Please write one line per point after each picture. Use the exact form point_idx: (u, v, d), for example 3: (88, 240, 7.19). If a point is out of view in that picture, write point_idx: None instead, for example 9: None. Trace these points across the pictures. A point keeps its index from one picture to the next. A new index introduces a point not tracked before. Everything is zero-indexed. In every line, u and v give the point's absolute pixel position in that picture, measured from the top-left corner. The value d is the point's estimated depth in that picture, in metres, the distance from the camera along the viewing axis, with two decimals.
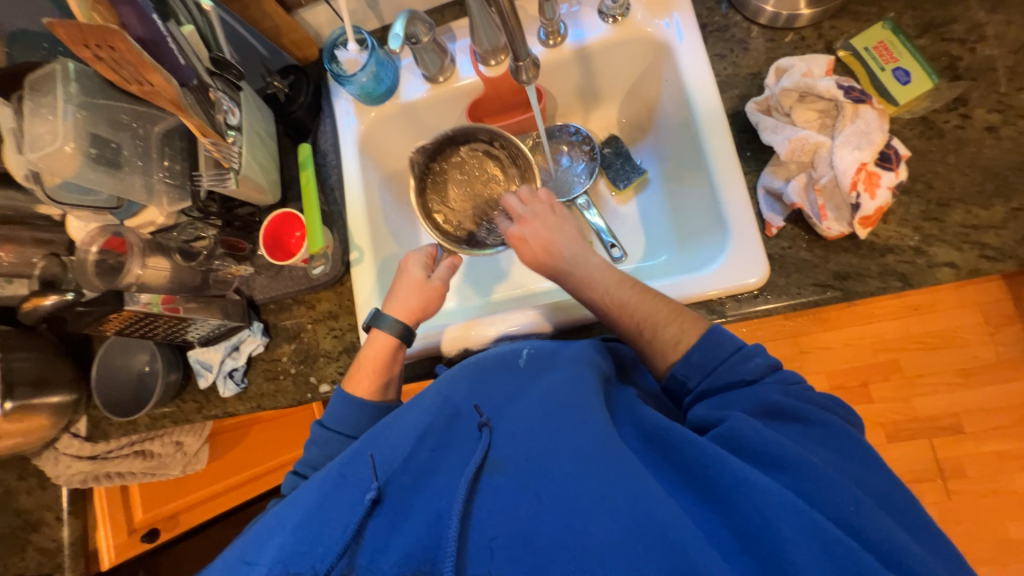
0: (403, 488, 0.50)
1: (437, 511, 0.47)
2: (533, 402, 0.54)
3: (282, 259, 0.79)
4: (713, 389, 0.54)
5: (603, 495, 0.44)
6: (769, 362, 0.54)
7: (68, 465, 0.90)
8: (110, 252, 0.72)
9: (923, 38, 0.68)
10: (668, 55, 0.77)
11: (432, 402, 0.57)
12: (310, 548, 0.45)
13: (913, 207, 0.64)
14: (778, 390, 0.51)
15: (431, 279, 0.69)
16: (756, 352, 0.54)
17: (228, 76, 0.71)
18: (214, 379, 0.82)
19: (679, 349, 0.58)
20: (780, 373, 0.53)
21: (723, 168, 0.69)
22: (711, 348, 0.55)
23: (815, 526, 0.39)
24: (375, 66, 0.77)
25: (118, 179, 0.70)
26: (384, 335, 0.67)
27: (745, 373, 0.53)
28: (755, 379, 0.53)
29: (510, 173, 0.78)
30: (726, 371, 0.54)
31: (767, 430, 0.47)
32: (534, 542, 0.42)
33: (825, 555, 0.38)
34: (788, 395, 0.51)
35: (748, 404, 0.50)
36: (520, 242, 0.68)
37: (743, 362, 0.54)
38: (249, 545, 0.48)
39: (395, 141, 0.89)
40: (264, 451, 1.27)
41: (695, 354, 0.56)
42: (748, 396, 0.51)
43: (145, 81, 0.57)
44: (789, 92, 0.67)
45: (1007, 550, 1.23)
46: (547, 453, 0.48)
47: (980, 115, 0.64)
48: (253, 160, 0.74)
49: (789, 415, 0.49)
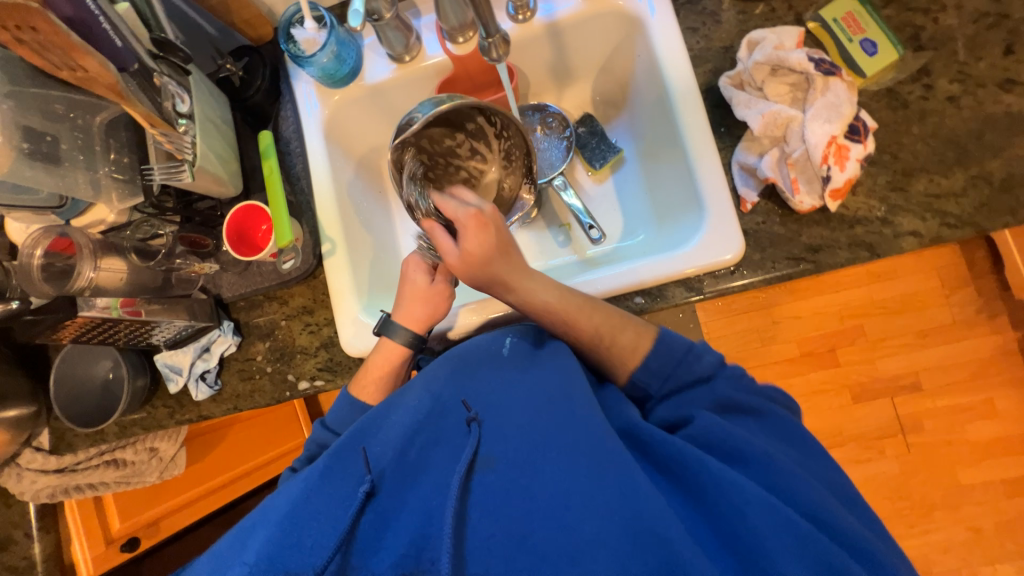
0: (395, 484, 0.49)
1: (428, 510, 0.46)
2: (523, 396, 0.53)
3: (248, 254, 0.75)
4: (673, 389, 0.56)
5: (592, 494, 0.44)
6: (717, 358, 0.56)
7: (33, 480, 0.86)
8: (57, 255, 0.66)
9: (889, 8, 0.69)
10: (640, 30, 0.75)
11: (419, 399, 0.54)
12: (299, 540, 0.45)
13: (880, 177, 0.66)
14: (730, 386, 0.55)
15: (434, 283, 0.68)
16: (707, 350, 0.56)
17: (173, 59, 0.65)
18: (185, 383, 0.78)
19: (638, 355, 0.57)
20: (730, 366, 0.56)
21: (699, 143, 0.69)
22: (667, 352, 0.56)
23: (778, 514, 0.42)
24: (335, 45, 0.74)
25: (59, 176, 0.64)
26: (394, 344, 0.67)
27: (700, 372, 0.56)
28: (708, 376, 0.56)
29: (491, 143, 0.67)
30: (682, 372, 0.56)
31: (728, 425, 0.51)
32: (529, 542, 0.43)
33: (790, 541, 0.41)
34: (740, 390, 0.55)
35: (707, 402, 0.54)
36: (477, 225, 0.54)
37: (697, 361, 0.56)
38: (238, 537, 0.48)
39: (362, 125, 0.85)
40: (247, 450, 1.24)
41: (653, 361, 0.57)
42: (706, 395, 0.55)
43: (78, 67, 0.51)
44: (761, 66, 0.67)
45: (959, 494, 1.33)
46: (538, 449, 0.48)
47: (942, 85, 0.66)
48: (210, 150, 0.68)
49: (739, 409, 0.54)
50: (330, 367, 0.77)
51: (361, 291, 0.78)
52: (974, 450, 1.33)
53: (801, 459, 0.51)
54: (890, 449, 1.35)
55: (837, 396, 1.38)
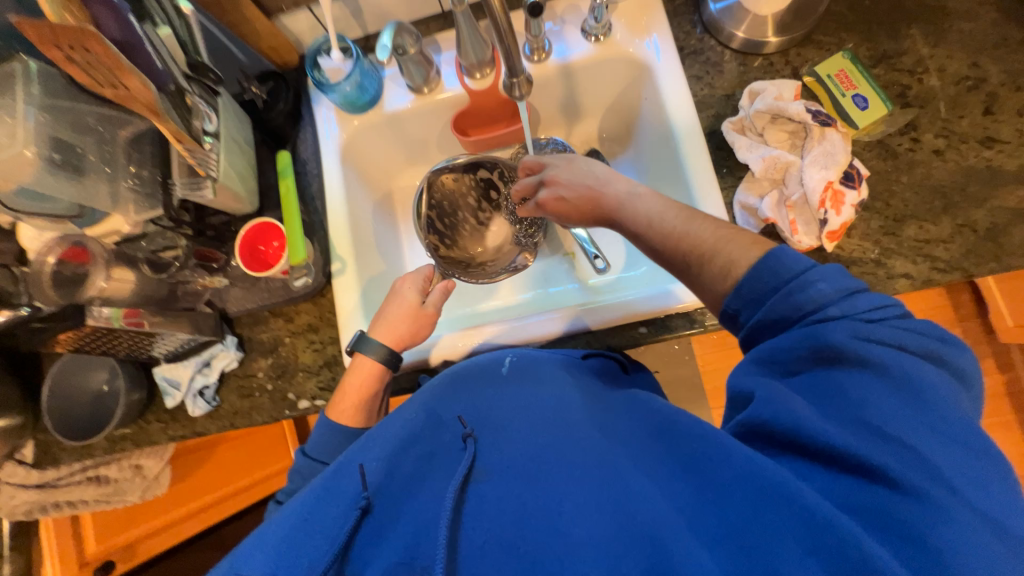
0: (391, 498, 0.47)
1: (420, 525, 0.44)
2: (521, 407, 0.54)
3: (258, 271, 0.76)
4: (768, 320, 0.47)
5: (586, 499, 0.43)
6: (834, 288, 0.45)
7: (11, 496, 0.82)
8: (68, 262, 0.68)
9: (878, 67, 0.74)
10: (648, 75, 0.80)
11: (414, 414, 0.55)
12: (293, 560, 0.42)
13: (873, 222, 0.69)
14: (845, 330, 0.43)
15: (425, 305, 0.71)
16: (818, 278, 0.45)
17: (205, 80, 0.68)
18: (182, 398, 0.77)
19: (729, 279, 0.50)
20: (853, 303, 0.44)
21: (702, 181, 0.73)
22: (767, 275, 0.47)
23: (805, 511, 0.37)
24: (359, 76, 0.77)
25: (81, 186, 0.65)
26: (369, 360, 0.68)
27: (801, 304, 0.45)
28: (816, 307, 0.45)
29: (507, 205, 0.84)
30: (782, 302, 0.46)
31: (801, 403, 0.42)
32: (519, 548, 0.41)
33: (811, 541, 0.36)
34: (855, 335, 0.43)
35: (802, 346, 0.44)
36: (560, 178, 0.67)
37: (801, 290, 0.46)
38: (241, 552, 0.45)
39: (377, 151, 0.88)
40: (232, 471, 1.21)
41: (746, 286, 0.48)
42: (802, 339, 0.45)
43: (120, 84, 0.54)
44: (762, 114, 0.72)
45: None
46: (534, 460, 0.47)
47: (928, 139, 0.71)
48: (232, 168, 0.70)
49: (846, 359, 0.43)
50: (331, 385, 0.76)
51: (367, 310, 0.78)
52: None
53: (925, 442, 0.38)
54: None
55: None
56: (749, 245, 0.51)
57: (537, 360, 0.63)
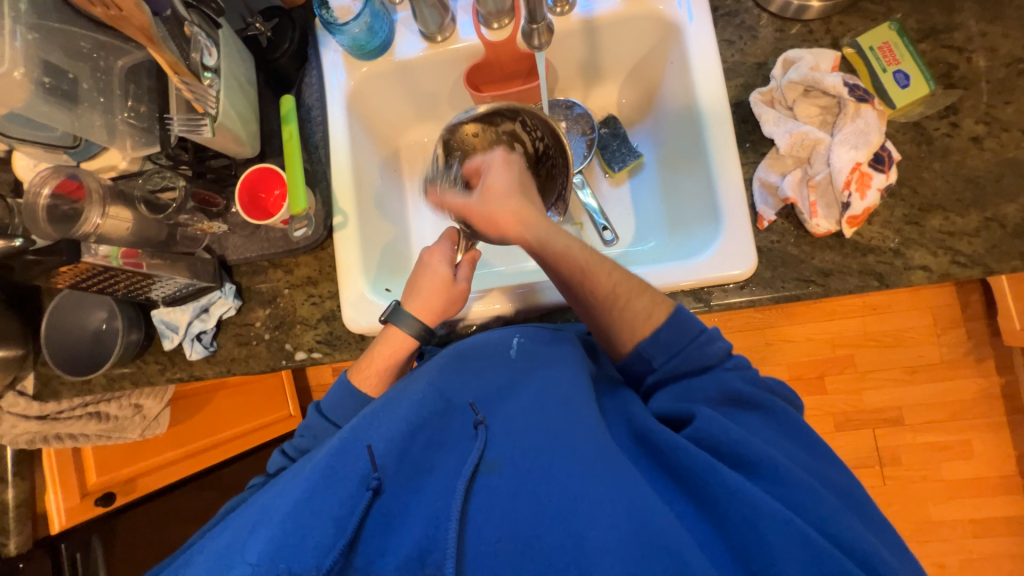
0: (400, 482, 0.49)
1: (435, 512, 0.47)
2: (529, 401, 0.54)
3: (259, 218, 0.74)
4: (684, 373, 0.58)
5: (601, 496, 0.44)
6: (725, 347, 0.58)
7: (13, 425, 0.84)
8: (63, 197, 0.66)
9: (925, 43, 0.69)
10: (677, 36, 0.75)
11: (422, 391, 0.54)
12: (300, 543, 0.44)
13: (897, 210, 0.66)
14: (737, 377, 0.56)
15: (456, 281, 0.68)
16: (717, 337, 0.58)
17: (205, 9, 0.65)
18: (180, 341, 0.77)
19: (650, 322, 0.59)
20: (734, 358, 0.58)
21: (723, 156, 0.69)
22: (681, 327, 0.58)
23: (800, 533, 0.41)
24: (369, 17, 0.72)
25: (75, 116, 0.63)
26: (402, 333, 0.68)
27: (708, 357, 0.57)
28: (715, 364, 0.57)
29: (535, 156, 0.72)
30: (691, 352, 0.57)
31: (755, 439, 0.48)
32: (535, 546, 0.43)
33: (807, 559, 0.40)
34: (745, 381, 0.56)
35: (713, 392, 0.55)
36: (499, 166, 0.64)
37: (708, 344, 0.57)
38: (245, 535, 0.47)
39: (385, 101, 0.84)
40: (229, 417, 1.26)
41: (664, 333, 0.58)
42: (712, 385, 0.55)
43: (112, 4, 0.52)
44: (795, 85, 0.68)
45: (926, 530, 1.37)
46: (544, 454, 0.48)
47: (968, 125, 0.67)
48: (233, 108, 0.67)
49: (745, 401, 0.54)
50: (329, 340, 0.76)
51: (368, 269, 0.77)
52: (946, 488, 1.36)
53: (831, 477, 0.49)
54: (865, 479, 1.39)
55: (821, 422, 1.42)
56: (663, 307, 0.59)
57: (548, 341, 0.61)
